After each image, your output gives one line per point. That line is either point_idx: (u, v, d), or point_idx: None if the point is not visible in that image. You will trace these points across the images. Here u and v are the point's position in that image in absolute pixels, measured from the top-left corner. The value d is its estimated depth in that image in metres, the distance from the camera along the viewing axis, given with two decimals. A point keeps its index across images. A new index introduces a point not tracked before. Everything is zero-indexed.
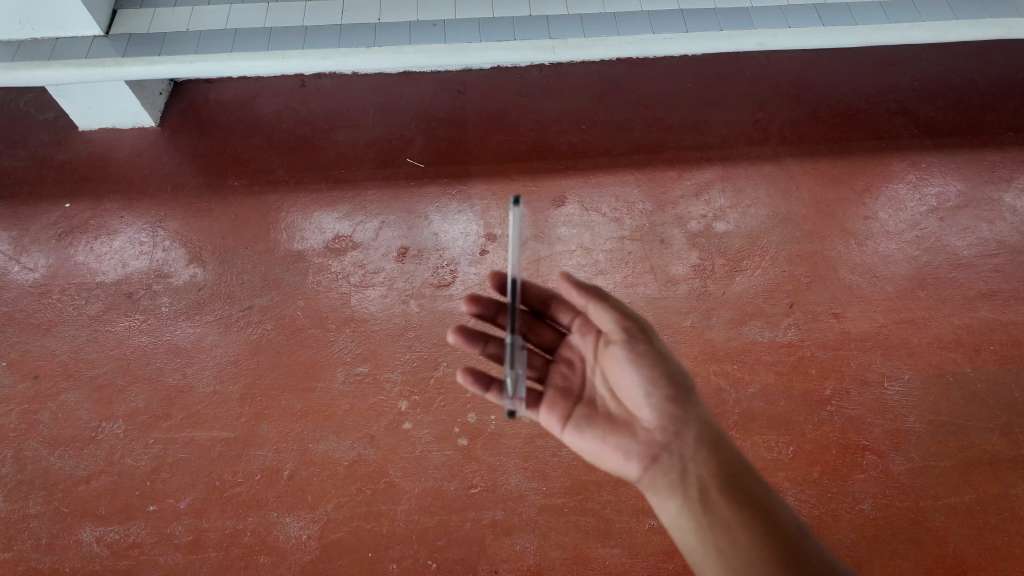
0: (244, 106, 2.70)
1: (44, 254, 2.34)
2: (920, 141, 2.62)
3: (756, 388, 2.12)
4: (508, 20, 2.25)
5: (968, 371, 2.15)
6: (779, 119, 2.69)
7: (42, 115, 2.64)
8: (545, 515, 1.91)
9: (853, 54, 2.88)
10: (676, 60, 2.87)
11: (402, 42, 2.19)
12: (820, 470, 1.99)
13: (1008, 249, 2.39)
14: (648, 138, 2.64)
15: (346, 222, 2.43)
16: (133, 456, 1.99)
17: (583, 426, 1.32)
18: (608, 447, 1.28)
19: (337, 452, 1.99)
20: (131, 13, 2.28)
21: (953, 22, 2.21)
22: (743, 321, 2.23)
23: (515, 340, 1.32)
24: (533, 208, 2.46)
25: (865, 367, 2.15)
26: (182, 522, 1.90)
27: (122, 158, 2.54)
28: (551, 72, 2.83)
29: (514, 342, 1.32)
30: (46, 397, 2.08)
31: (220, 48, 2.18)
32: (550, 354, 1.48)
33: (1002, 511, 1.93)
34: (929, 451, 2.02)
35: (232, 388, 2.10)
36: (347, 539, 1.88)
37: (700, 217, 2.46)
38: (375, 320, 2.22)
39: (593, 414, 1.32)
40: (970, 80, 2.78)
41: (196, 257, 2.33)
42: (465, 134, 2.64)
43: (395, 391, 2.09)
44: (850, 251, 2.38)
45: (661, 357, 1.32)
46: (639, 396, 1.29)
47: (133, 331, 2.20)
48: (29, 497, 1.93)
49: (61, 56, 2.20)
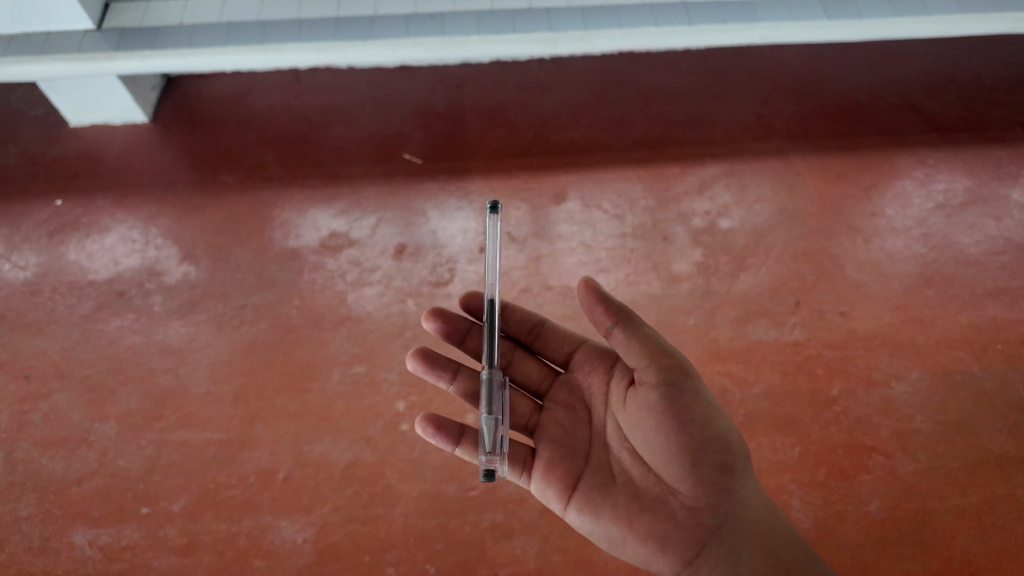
0: (239, 101, 2.66)
1: (35, 252, 2.30)
2: (926, 137, 2.57)
3: (761, 389, 2.07)
4: (507, 12, 2.20)
5: (976, 371, 2.11)
6: (783, 114, 2.64)
7: (34, 111, 2.60)
8: (546, 518, 1.87)
9: (857, 49, 2.83)
10: (678, 55, 2.83)
11: (399, 33, 2.15)
12: (826, 471, 1.95)
13: (1016, 246, 2.34)
14: (650, 133, 2.60)
15: (343, 219, 2.38)
16: (125, 458, 1.95)
17: (604, 511, 1.39)
18: (638, 534, 1.36)
19: (333, 454, 1.96)
20: (123, 7, 2.23)
21: (958, 16, 2.15)
22: (747, 320, 2.19)
23: (492, 376, 1.48)
24: (534, 205, 2.42)
25: (872, 367, 2.11)
26: (176, 525, 1.86)
27: (115, 154, 2.50)
28: (551, 67, 2.79)
29: (490, 381, 1.48)
30: (36, 397, 2.04)
31: (213, 42, 2.14)
32: (530, 382, 1.66)
33: (1010, 512, 1.89)
34: (937, 452, 1.98)
35: (226, 388, 2.06)
36: (344, 543, 1.84)
37: (703, 213, 2.41)
38: (372, 319, 2.18)
39: (612, 495, 1.40)
40: (976, 75, 2.73)
41: (190, 255, 2.29)
42: (464, 129, 2.60)
43: (393, 392, 2.05)
44: (856, 248, 2.34)
45: (694, 408, 1.36)
46: (672, 474, 1.36)
47: (126, 331, 2.16)
48: (20, 499, 1.89)
49: (52, 50, 2.15)
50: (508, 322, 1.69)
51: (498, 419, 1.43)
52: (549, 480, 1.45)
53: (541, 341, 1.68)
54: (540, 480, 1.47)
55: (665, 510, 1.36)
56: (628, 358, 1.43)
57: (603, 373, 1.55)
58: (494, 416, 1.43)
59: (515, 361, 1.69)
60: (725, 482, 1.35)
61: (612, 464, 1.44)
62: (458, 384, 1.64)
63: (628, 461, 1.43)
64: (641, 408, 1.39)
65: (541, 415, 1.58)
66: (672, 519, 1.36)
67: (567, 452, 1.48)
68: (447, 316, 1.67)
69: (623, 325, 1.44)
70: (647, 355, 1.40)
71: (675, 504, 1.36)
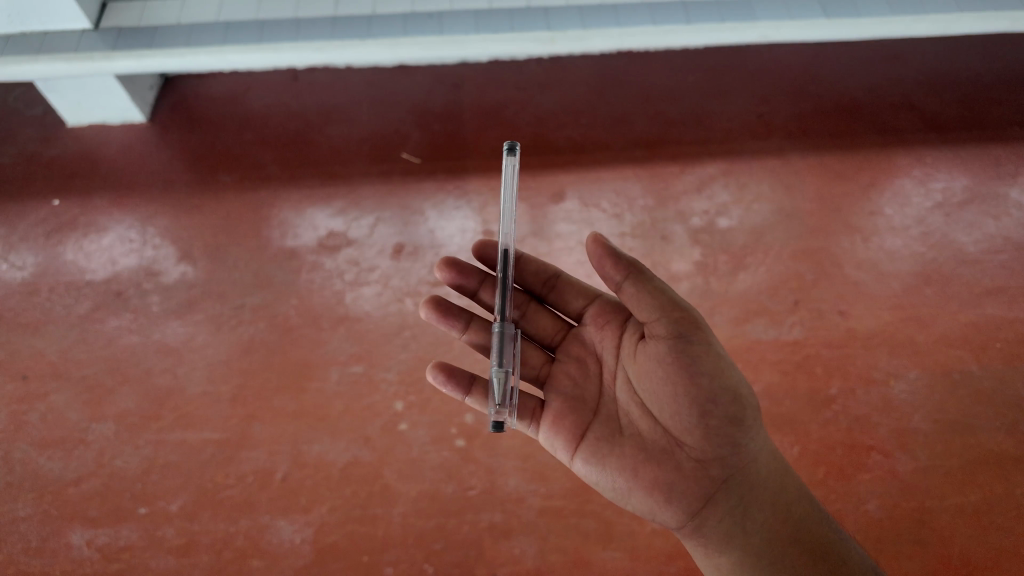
0: (237, 101, 2.65)
1: (32, 252, 2.30)
2: (925, 135, 2.57)
3: (760, 388, 2.07)
4: (505, 12, 2.20)
5: (975, 369, 2.11)
6: (782, 113, 2.64)
7: (31, 111, 2.60)
8: (545, 517, 1.87)
9: (857, 47, 2.83)
10: (676, 54, 2.82)
11: (396, 33, 2.14)
12: (824, 470, 1.95)
13: (1015, 245, 2.34)
14: (649, 133, 2.59)
15: (341, 219, 2.38)
16: (123, 458, 1.94)
17: (610, 461, 1.38)
18: (643, 484, 1.35)
19: (331, 454, 1.95)
20: (120, 7, 2.23)
21: (957, 15, 2.15)
22: (746, 319, 2.19)
23: (504, 329, 1.46)
24: (532, 205, 2.42)
25: (871, 366, 2.11)
26: (174, 525, 1.85)
27: (112, 154, 2.49)
28: (549, 65, 2.78)
29: (503, 333, 1.46)
30: (34, 397, 2.04)
31: (211, 42, 2.13)
32: (541, 334, 1.64)
33: (1008, 511, 1.89)
34: (935, 451, 1.98)
35: (224, 388, 2.06)
36: (342, 543, 1.84)
37: (702, 212, 2.41)
38: (370, 319, 2.18)
39: (619, 445, 1.39)
40: (975, 74, 2.73)
41: (188, 255, 2.29)
42: (462, 129, 2.59)
43: (391, 391, 2.05)
44: (855, 247, 2.33)
45: (705, 359, 1.33)
46: (682, 429, 1.33)
47: (124, 331, 2.15)
48: (18, 499, 1.89)
49: (48, 49, 2.14)
50: (523, 272, 1.65)
51: (509, 371, 1.44)
52: (557, 430, 1.44)
53: (556, 293, 1.63)
54: (548, 430, 1.46)
55: (675, 463, 1.35)
56: (638, 310, 1.40)
57: (616, 326, 1.51)
58: (505, 368, 1.43)
59: (528, 313, 1.66)
60: (734, 436, 1.33)
61: (621, 417, 1.42)
62: (470, 335, 1.65)
63: (637, 413, 1.40)
64: (652, 362, 1.37)
65: (552, 367, 1.58)
66: (681, 472, 1.34)
67: (576, 404, 1.46)
68: (458, 267, 1.65)
69: (633, 276, 1.40)
70: (659, 307, 1.37)
71: (684, 457, 1.35)
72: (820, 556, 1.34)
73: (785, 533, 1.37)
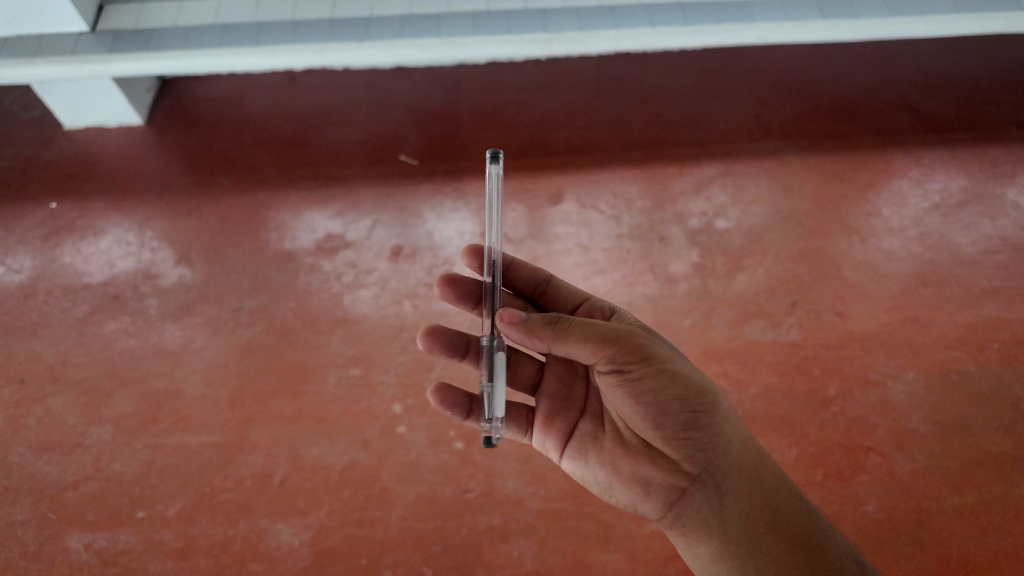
0: (234, 103, 2.65)
1: (29, 255, 2.29)
2: (922, 136, 2.58)
3: (758, 389, 2.07)
4: (502, 14, 2.20)
5: (972, 370, 2.11)
6: (780, 114, 2.65)
7: (28, 113, 2.59)
8: (543, 520, 1.87)
9: (854, 49, 2.84)
10: (674, 55, 2.83)
11: (394, 35, 2.14)
12: (823, 471, 1.95)
13: (1012, 246, 2.34)
14: (647, 134, 2.60)
15: (339, 221, 2.38)
16: (120, 462, 1.94)
17: (592, 457, 1.40)
18: (621, 477, 1.36)
19: (329, 456, 1.95)
20: (117, 9, 2.23)
21: (954, 16, 2.15)
22: (744, 320, 2.19)
23: (492, 342, 1.36)
24: (531, 206, 2.42)
25: (869, 367, 2.11)
26: (172, 529, 1.85)
27: (109, 156, 2.49)
28: (547, 67, 2.79)
29: (490, 346, 1.36)
30: (31, 401, 2.03)
31: (208, 44, 2.13)
32: None
33: (1006, 511, 1.89)
34: (933, 452, 1.98)
35: (222, 391, 2.05)
36: (340, 546, 1.83)
37: (700, 214, 2.41)
38: (368, 321, 2.18)
39: (601, 441, 1.40)
40: (972, 75, 2.74)
41: (185, 258, 2.29)
42: (460, 130, 2.59)
43: (389, 394, 2.05)
44: (853, 248, 2.34)
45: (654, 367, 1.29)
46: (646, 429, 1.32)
47: (121, 334, 2.15)
48: (15, 503, 1.88)
49: (45, 52, 2.14)
50: (513, 277, 1.62)
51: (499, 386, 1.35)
52: (547, 432, 1.45)
53: (546, 299, 1.62)
54: (538, 431, 1.47)
55: (647, 457, 1.34)
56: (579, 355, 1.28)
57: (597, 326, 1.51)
58: (493, 383, 1.34)
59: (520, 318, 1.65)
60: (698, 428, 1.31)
61: (603, 413, 1.43)
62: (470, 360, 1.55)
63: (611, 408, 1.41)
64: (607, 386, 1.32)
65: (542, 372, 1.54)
66: (654, 465, 1.33)
67: (563, 405, 1.46)
68: (457, 284, 1.57)
69: (561, 327, 1.26)
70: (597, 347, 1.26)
71: (655, 451, 1.34)
72: (799, 543, 1.28)
73: (763, 521, 1.30)
